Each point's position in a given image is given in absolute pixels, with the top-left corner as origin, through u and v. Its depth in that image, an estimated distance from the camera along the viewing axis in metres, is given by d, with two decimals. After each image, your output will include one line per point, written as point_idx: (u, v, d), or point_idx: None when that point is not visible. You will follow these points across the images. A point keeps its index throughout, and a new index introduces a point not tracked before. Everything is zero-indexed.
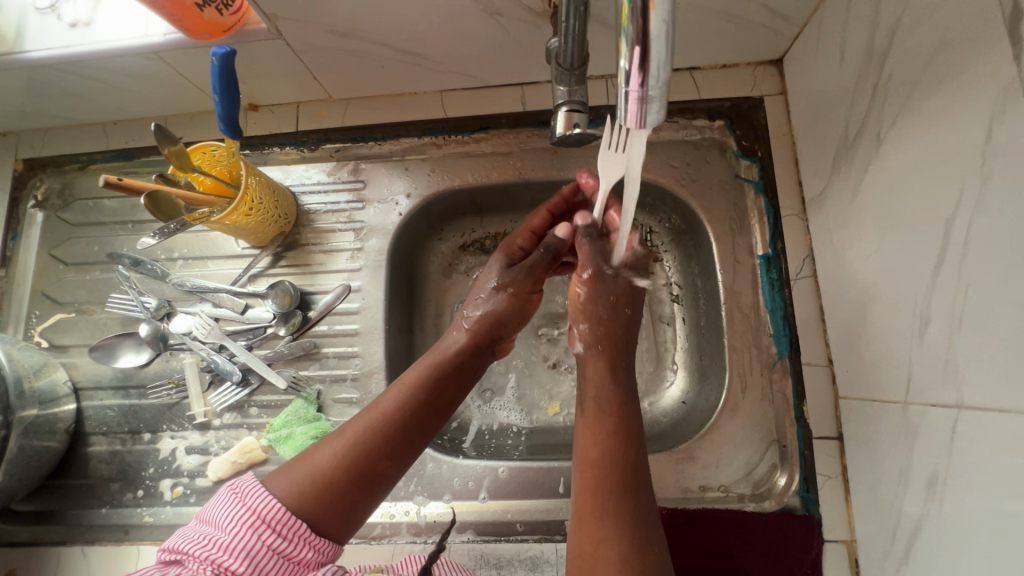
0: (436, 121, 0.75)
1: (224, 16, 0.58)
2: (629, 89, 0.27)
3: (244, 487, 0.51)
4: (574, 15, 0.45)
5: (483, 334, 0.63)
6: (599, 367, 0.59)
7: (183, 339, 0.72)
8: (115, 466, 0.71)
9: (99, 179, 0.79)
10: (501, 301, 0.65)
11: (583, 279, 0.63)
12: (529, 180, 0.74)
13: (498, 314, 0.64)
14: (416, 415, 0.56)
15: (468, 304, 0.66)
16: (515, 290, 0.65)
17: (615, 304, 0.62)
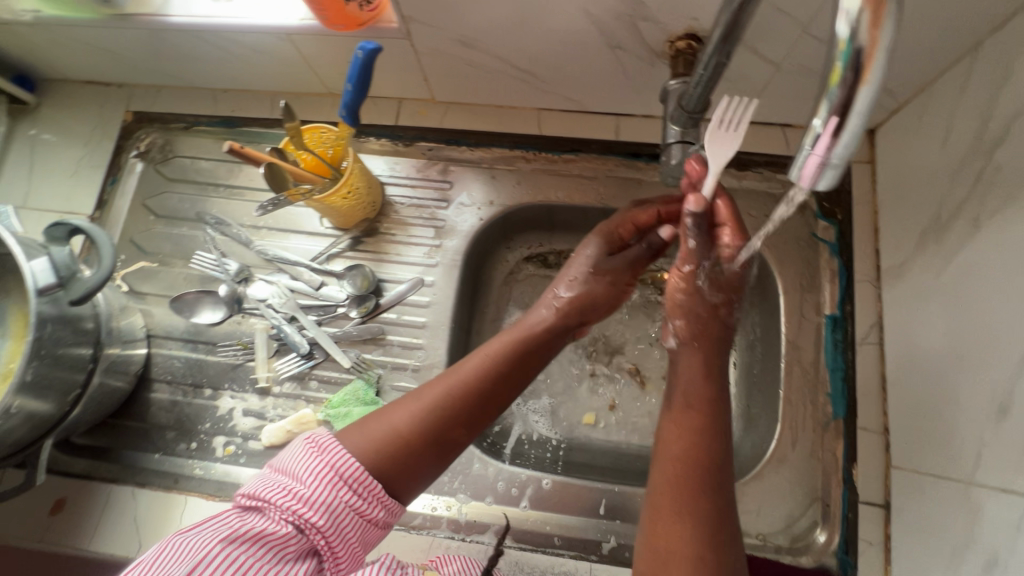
0: (530, 136, 0.78)
1: (364, 12, 0.62)
2: (814, 151, 0.29)
3: (322, 441, 0.50)
4: (711, 66, 0.48)
5: (577, 313, 0.63)
6: (695, 362, 0.56)
7: (258, 304, 0.75)
8: (173, 415, 0.73)
9: (201, 140, 0.83)
10: (593, 285, 0.65)
11: (682, 274, 0.60)
12: (610, 206, 0.77)
13: (594, 300, 0.65)
14: (499, 384, 0.56)
15: (563, 280, 0.66)
16: (614, 281, 0.66)
17: (713, 306, 0.59)
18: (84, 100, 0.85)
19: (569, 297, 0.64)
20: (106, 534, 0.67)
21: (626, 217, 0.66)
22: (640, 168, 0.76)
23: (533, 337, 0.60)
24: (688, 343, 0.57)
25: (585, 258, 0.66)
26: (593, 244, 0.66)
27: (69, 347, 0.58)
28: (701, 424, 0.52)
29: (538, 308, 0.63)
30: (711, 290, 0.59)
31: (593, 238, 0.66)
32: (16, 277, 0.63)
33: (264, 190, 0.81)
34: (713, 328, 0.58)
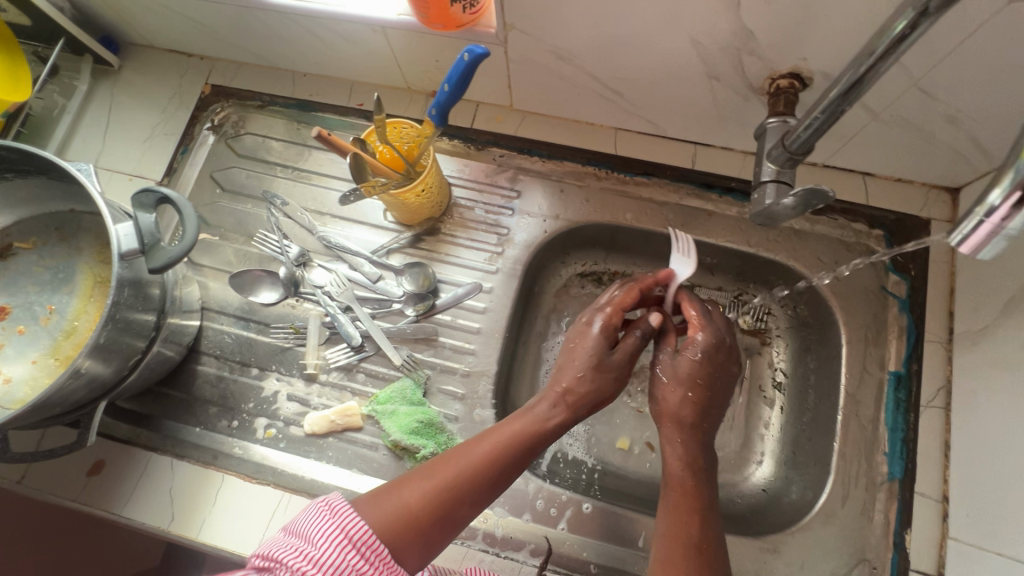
0: (604, 155, 0.77)
1: (466, 15, 0.62)
2: (988, 219, 0.33)
3: (336, 504, 0.50)
4: (828, 111, 0.46)
5: (577, 409, 0.60)
6: (688, 453, 0.59)
7: (315, 290, 0.75)
8: (218, 391, 0.73)
9: (274, 121, 0.83)
10: (598, 380, 0.61)
11: (680, 390, 0.62)
12: (677, 235, 0.76)
13: (597, 399, 0.61)
14: (502, 477, 0.55)
15: (568, 376, 0.62)
16: (616, 378, 0.62)
17: (701, 410, 0.61)
18: (165, 69, 0.86)
19: (577, 392, 0.61)
20: (141, 502, 0.67)
21: (613, 308, 0.65)
22: (711, 200, 0.76)
23: (537, 437, 0.57)
24: (669, 426, 0.61)
25: (588, 347, 0.63)
26: (597, 334, 0.64)
27: (136, 314, 0.58)
28: (694, 507, 0.55)
29: (542, 401, 0.60)
30: (697, 374, 0.62)
31: (595, 330, 0.64)
32: (91, 236, 0.64)
33: (332, 177, 0.81)
34: (700, 410, 0.61)
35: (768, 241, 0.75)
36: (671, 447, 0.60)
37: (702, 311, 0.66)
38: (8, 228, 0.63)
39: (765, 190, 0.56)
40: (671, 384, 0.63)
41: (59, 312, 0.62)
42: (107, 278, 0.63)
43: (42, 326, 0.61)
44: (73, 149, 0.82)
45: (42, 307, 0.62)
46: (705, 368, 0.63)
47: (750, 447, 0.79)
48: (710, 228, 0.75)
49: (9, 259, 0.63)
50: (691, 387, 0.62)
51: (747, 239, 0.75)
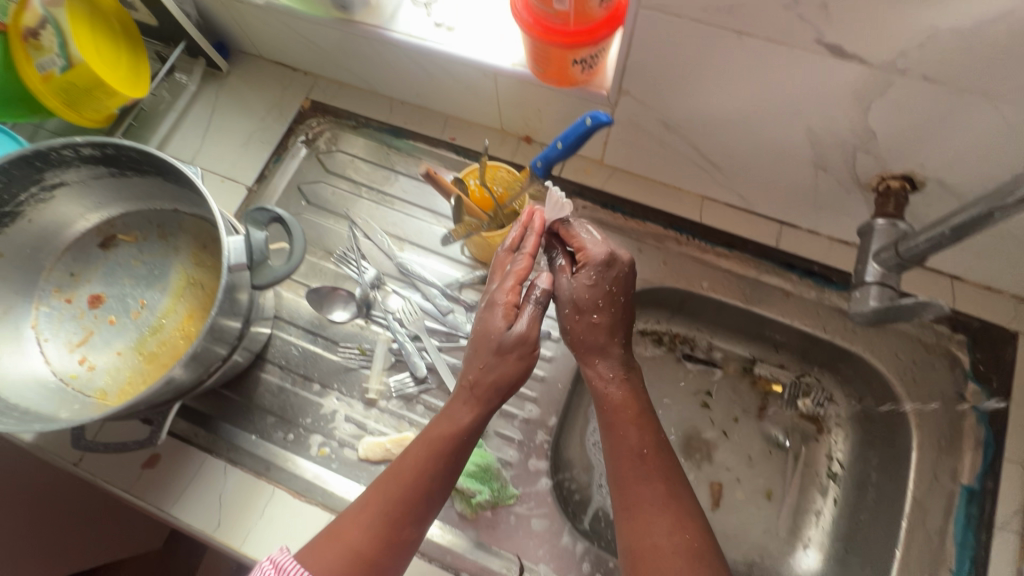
0: (687, 220, 0.77)
1: (582, 73, 0.63)
2: None
3: (281, 562, 0.50)
4: (956, 231, 0.46)
5: (494, 397, 0.59)
6: (610, 361, 0.64)
7: (386, 314, 0.75)
8: (278, 402, 0.73)
9: (365, 142, 0.86)
10: (511, 367, 0.58)
11: (591, 320, 0.64)
12: (751, 310, 0.75)
13: (510, 381, 0.59)
14: (432, 489, 0.56)
15: (474, 369, 0.60)
16: (522, 356, 0.58)
17: (610, 327, 0.64)
18: (270, 80, 0.89)
19: (483, 382, 0.59)
20: (190, 504, 0.67)
21: (509, 285, 0.62)
22: (791, 280, 0.75)
23: (456, 445, 0.57)
24: (593, 353, 0.64)
25: (492, 331, 0.60)
26: (494, 319, 0.60)
27: (225, 322, 0.59)
28: (635, 414, 0.62)
29: (460, 408, 0.59)
30: (599, 296, 0.63)
31: (495, 315, 0.60)
32: (189, 238, 0.66)
33: (415, 205, 0.83)
34: (610, 330, 0.64)
35: (845, 330, 0.74)
36: (599, 370, 0.64)
37: (585, 233, 0.65)
38: (114, 219, 0.66)
39: (873, 295, 0.55)
40: (579, 318, 0.64)
41: (150, 307, 0.63)
42: (199, 280, 0.64)
43: (132, 320, 0.63)
44: (173, 145, 0.85)
45: (134, 301, 0.63)
46: (606, 287, 0.63)
47: (797, 535, 0.77)
48: (786, 308, 0.75)
49: (110, 249, 0.65)
50: (596, 309, 0.63)
51: (823, 325, 0.74)
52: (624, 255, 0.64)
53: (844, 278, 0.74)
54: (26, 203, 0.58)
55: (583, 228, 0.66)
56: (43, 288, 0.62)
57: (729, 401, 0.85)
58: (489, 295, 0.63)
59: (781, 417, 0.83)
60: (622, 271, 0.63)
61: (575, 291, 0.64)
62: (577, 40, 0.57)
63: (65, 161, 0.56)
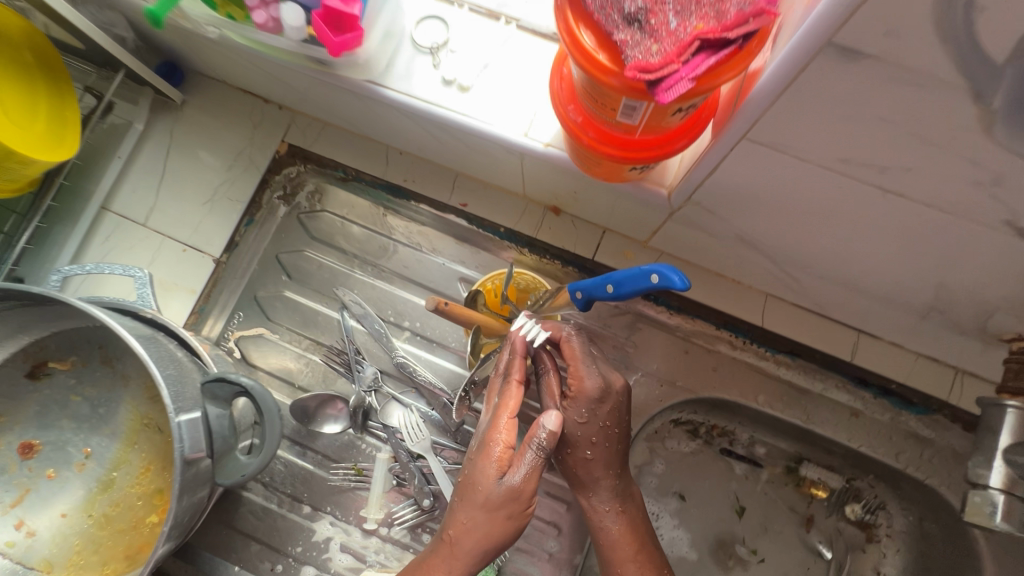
0: (746, 321, 0.64)
1: (637, 176, 0.47)
2: None
3: None
4: None
5: (474, 557, 0.48)
6: (606, 491, 0.55)
7: (384, 429, 0.64)
8: (263, 527, 0.64)
9: (357, 201, 0.70)
10: (499, 525, 0.48)
11: (586, 457, 0.54)
12: (813, 430, 0.64)
13: (496, 542, 0.48)
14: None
15: (456, 520, 0.48)
16: (512, 514, 0.48)
17: (609, 458, 0.54)
18: (236, 113, 0.72)
19: (466, 540, 0.47)
20: None
21: (504, 423, 0.49)
22: (863, 399, 0.64)
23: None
24: (587, 486, 0.55)
25: (481, 482, 0.48)
26: (485, 465, 0.48)
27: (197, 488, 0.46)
28: (634, 549, 0.54)
29: (436, 565, 0.48)
30: (593, 434, 0.53)
31: (483, 459, 0.48)
32: (139, 364, 0.53)
33: (416, 285, 0.68)
34: (607, 463, 0.54)
35: (922, 461, 0.62)
36: (593, 502, 0.55)
37: (585, 356, 0.53)
38: (40, 344, 0.51)
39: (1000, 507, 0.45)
40: (575, 456, 0.54)
41: (97, 457, 0.52)
42: (154, 420, 0.53)
43: (76, 473, 0.52)
44: (121, 200, 0.70)
45: (77, 449, 0.52)
46: (600, 424, 0.53)
47: None
48: (853, 430, 0.64)
49: (42, 380, 0.52)
50: (589, 446, 0.53)
51: (896, 453, 0.63)
52: (621, 382, 0.54)
53: (926, 401, 0.63)
54: None
55: (585, 349, 0.54)
56: None
57: (768, 504, 0.76)
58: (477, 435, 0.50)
59: (825, 526, 0.75)
60: (623, 394, 0.53)
61: (572, 424, 0.53)
62: (640, 155, 0.41)
63: None
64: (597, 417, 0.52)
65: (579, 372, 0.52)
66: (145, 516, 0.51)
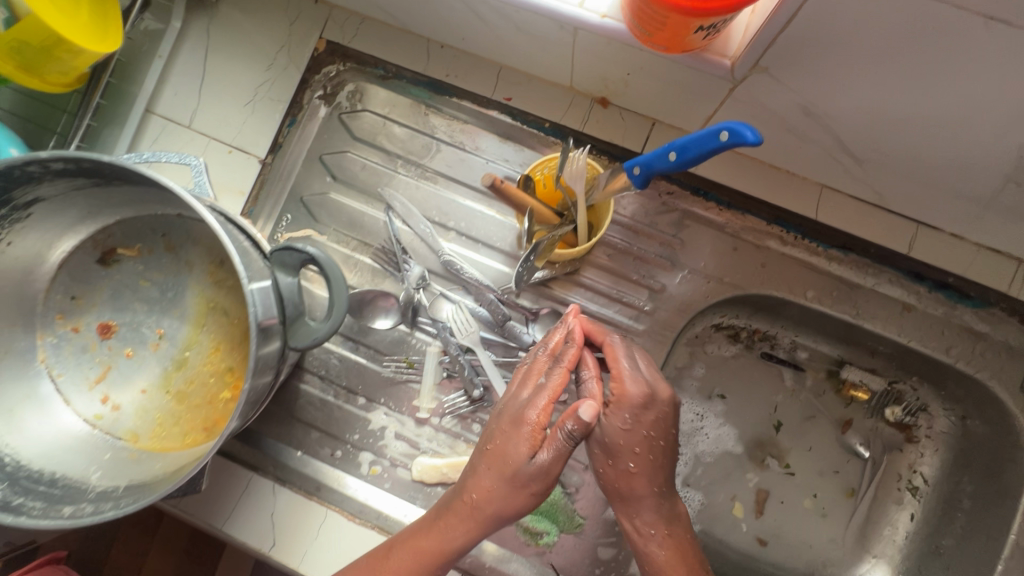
0: (799, 215, 0.63)
1: (701, 43, 0.45)
2: None
3: None
4: None
5: (489, 521, 0.52)
6: (649, 512, 0.56)
7: (434, 323, 0.66)
8: (321, 416, 0.67)
9: (397, 99, 0.69)
10: (519, 498, 0.52)
11: (627, 467, 0.56)
12: (861, 325, 0.64)
13: (515, 513, 0.52)
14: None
15: (479, 486, 0.52)
16: (536, 491, 0.52)
17: (651, 468, 0.55)
18: (270, 9, 0.69)
19: (486, 505, 0.52)
20: (243, 521, 0.65)
21: (540, 405, 0.52)
22: (917, 293, 0.63)
23: (442, 564, 0.52)
24: (632, 500, 0.56)
25: (513, 456, 0.51)
26: (518, 442, 0.52)
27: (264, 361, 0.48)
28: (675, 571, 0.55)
29: (455, 524, 0.52)
30: (636, 443, 0.55)
31: (516, 434, 0.52)
32: (201, 251, 0.55)
33: (460, 183, 0.69)
34: (648, 479, 0.56)
35: (973, 354, 0.62)
36: (638, 517, 0.57)
37: (627, 360, 0.56)
38: (109, 229, 0.54)
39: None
40: (615, 465, 0.56)
41: (170, 338, 0.54)
42: (220, 304, 0.54)
43: (151, 352, 0.54)
44: (165, 102, 0.69)
45: (151, 330, 0.54)
46: (643, 434, 0.55)
47: (864, 547, 0.74)
48: (904, 326, 0.63)
49: (112, 266, 0.54)
50: (631, 456, 0.55)
51: (948, 348, 0.63)
52: (667, 393, 0.55)
53: (983, 293, 0.61)
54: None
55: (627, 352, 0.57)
56: (44, 316, 0.53)
57: (804, 405, 0.77)
58: (513, 412, 0.54)
59: (863, 426, 0.76)
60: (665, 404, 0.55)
61: (610, 427, 0.55)
62: (714, 4, 0.39)
63: (33, 176, 0.44)
64: (637, 424, 0.54)
65: (620, 378, 0.55)
66: (219, 393, 0.54)
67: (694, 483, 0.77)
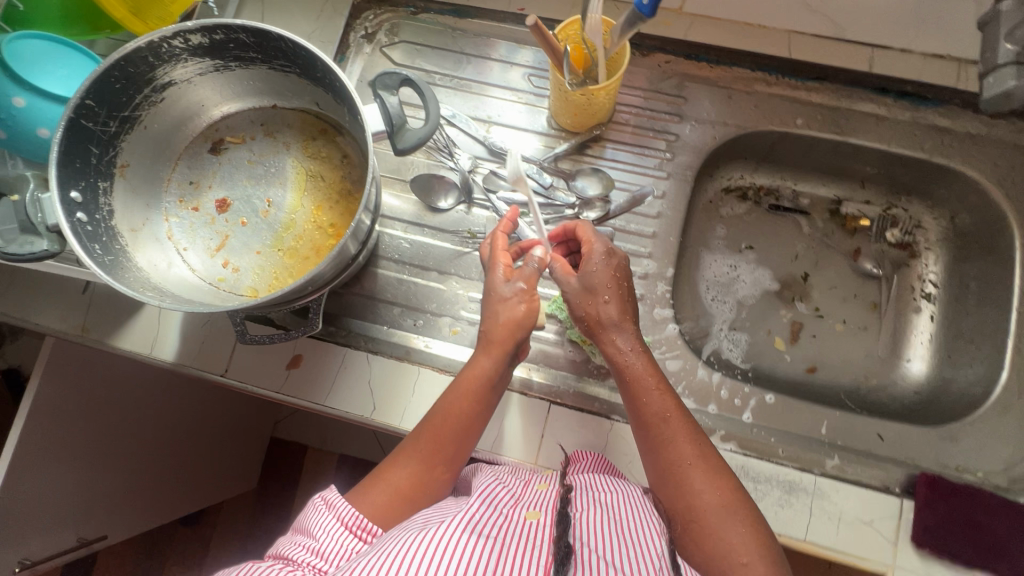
0: (777, 59, 0.76)
1: None
2: None
3: (335, 499, 0.53)
4: None
5: (510, 340, 0.60)
6: (625, 338, 0.63)
7: (488, 196, 0.76)
8: (401, 293, 0.75)
9: (429, 28, 0.83)
10: (526, 312, 0.61)
11: (603, 300, 0.64)
12: (847, 141, 0.76)
13: (521, 326, 0.61)
14: (462, 433, 0.59)
15: (488, 316, 0.62)
16: (529, 303, 0.61)
17: (619, 294, 0.64)
18: None
19: (498, 327, 0.61)
20: (343, 392, 0.71)
21: (500, 252, 0.65)
22: (886, 105, 0.75)
23: (476, 388, 0.59)
24: (604, 331, 0.63)
25: (496, 286, 0.63)
26: (496, 274, 0.63)
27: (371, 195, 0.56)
28: (654, 381, 0.61)
29: (481, 353, 0.61)
30: (604, 279, 0.64)
31: (495, 275, 0.63)
32: (296, 132, 0.65)
33: (491, 85, 0.81)
34: (621, 307, 0.64)
35: (943, 146, 0.74)
36: (615, 345, 0.63)
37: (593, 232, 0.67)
38: (216, 123, 0.64)
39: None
40: (593, 301, 0.64)
41: (277, 205, 0.63)
42: (318, 172, 0.64)
43: (262, 219, 0.63)
44: None
45: (260, 201, 0.63)
46: (606, 274, 0.64)
47: (898, 353, 0.82)
48: (881, 133, 0.75)
49: (222, 153, 0.64)
50: (604, 291, 0.64)
51: (920, 145, 0.75)
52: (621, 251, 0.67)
53: (938, 94, 0.74)
54: (142, 106, 0.56)
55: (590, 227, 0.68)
56: (168, 200, 0.62)
57: (817, 242, 0.87)
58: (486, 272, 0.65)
59: (871, 251, 0.86)
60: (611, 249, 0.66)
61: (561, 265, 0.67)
62: None
63: (174, 54, 0.54)
64: (608, 274, 0.65)
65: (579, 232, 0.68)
66: (324, 243, 0.62)
67: (737, 326, 0.85)
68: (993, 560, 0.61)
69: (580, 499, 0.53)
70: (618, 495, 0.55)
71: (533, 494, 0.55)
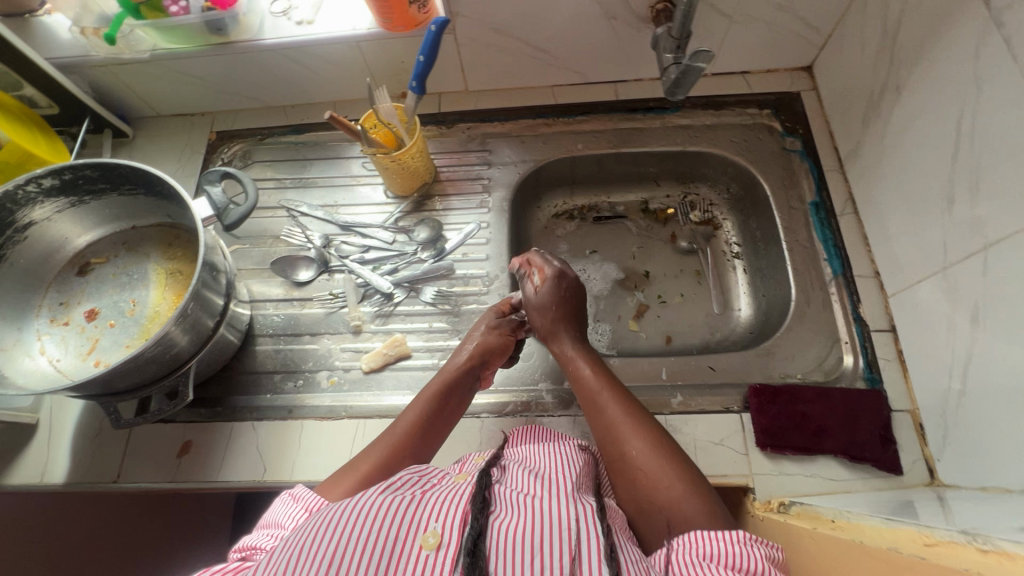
0: (548, 107, 0.97)
1: (422, 15, 0.81)
2: None
3: (299, 491, 0.57)
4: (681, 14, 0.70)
5: (482, 356, 0.72)
6: (575, 346, 0.72)
7: (343, 261, 0.88)
8: (279, 361, 0.82)
9: (275, 147, 1.00)
10: (497, 335, 0.75)
11: (547, 317, 0.74)
12: (621, 151, 0.95)
13: (493, 346, 0.73)
14: (428, 424, 0.66)
15: (469, 337, 0.75)
16: (502, 330, 0.75)
17: (562, 314, 0.74)
18: (172, 129, 1.01)
19: (475, 342, 0.73)
20: (234, 462, 0.74)
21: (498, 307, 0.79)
22: (639, 120, 0.96)
23: (448, 385, 0.69)
24: (555, 342, 0.73)
25: (482, 322, 0.77)
26: (488, 313, 0.78)
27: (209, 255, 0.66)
28: (601, 383, 0.67)
29: (455, 358, 0.72)
30: (558, 298, 0.75)
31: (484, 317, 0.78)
32: (154, 242, 0.76)
33: (333, 177, 0.97)
34: (569, 321, 0.74)
35: (690, 137, 0.95)
36: (562, 350, 0.72)
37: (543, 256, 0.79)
38: (82, 250, 0.76)
39: (666, 81, 0.77)
40: (543, 320, 0.75)
41: (141, 302, 0.73)
42: (176, 269, 0.75)
43: (129, 317, 0.71)
44: None
45: (126, 302, 0.73)
46: (561, 295, 0.75)
47: (729, 306, 0.95)
48: (643, 140, 0.95)
49: (88, 273, 0.75)
50: (552, 309, 0.75)
51: (674, 141, 0.95)
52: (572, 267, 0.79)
53: (671, 103, 0.96)
54: (6, 245, 0.67)
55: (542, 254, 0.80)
56: (39, 321, 0.70)
57: (640, 237, 1.03)
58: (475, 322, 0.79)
59: (684, 232, 1.02)
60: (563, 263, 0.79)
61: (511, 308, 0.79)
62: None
63: (30, 198, 0.65)
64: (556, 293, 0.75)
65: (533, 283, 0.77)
66: None
67: (598, 318, 0.96)
68: (823, 442, 0.69)
69: (510, 464, 0.60)
70: (544, 456, 0.61)
71: (468, 467, 0.62)
